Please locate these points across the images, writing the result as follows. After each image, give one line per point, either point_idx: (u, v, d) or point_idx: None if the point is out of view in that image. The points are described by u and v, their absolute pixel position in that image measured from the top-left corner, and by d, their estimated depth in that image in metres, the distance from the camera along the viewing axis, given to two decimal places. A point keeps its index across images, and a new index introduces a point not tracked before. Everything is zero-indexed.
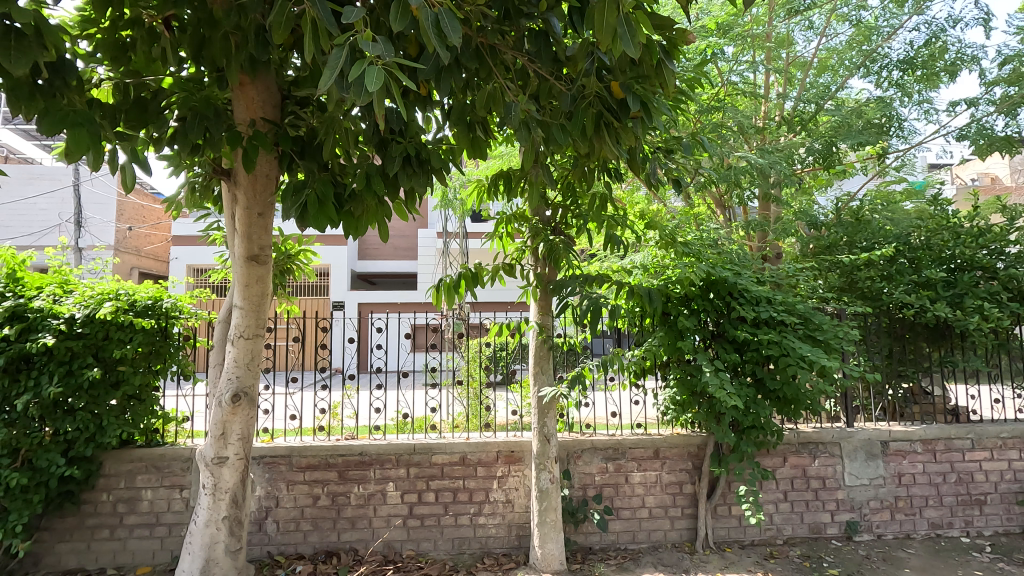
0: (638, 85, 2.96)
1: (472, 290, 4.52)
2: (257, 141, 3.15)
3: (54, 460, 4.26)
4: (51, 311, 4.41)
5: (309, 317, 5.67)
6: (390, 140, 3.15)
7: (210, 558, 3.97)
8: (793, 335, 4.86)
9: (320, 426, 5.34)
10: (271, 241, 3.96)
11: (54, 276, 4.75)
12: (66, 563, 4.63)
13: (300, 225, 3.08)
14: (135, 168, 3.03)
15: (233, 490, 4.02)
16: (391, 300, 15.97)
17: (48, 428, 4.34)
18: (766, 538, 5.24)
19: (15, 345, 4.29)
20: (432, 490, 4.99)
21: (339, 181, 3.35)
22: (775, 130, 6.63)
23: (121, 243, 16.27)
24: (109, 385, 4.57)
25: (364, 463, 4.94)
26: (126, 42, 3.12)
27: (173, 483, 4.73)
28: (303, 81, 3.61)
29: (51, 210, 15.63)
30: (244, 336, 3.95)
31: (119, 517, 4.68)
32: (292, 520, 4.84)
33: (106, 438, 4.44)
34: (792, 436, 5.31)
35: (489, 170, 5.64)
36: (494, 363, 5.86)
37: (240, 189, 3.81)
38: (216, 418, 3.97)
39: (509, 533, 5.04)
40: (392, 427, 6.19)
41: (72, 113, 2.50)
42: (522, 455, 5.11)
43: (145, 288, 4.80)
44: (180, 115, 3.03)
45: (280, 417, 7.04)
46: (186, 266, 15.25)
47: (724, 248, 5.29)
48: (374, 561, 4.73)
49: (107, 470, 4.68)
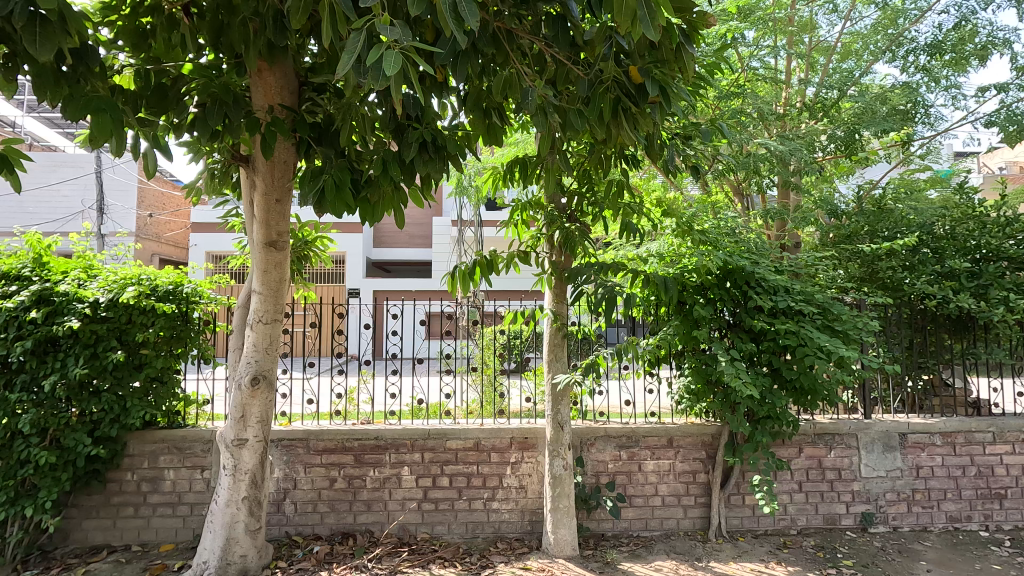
0: (657, 69, 2.93)
1: (487, 277, 4.51)
2: (275, 127, 3.15)
3: (81, 440, 4.40)
4: (77, 295, 4.50)
5: (326, 303, 5.72)
6: (407, 126, 3.15)
7: (231, 537, 4.07)
8: (812, 325, 4.79)
9: (337, 410, 5.42)
10: (289, 227, 4.00)
11: (78, 261, 4.85)
12: (92, 539, 4.77)
13: (318, 211, 3.09)
14: (157, 154, 3.07)
15: (254, 472, 4.11)
16: (406, 288, 16.08)
17: (74, 408, 4.47)
18: (780, 527, 5.23)
19: (42, 327, 4.39)
20: (447, 475, 5.05)
21: (357, 167, 3.36)
22: (796, 117, 6.39)
23: (142, 230, 16.59)
24: (133, 368, 4.70)
25: (380, 447, 5.00)
26: (146, 29, 3.14)
27: (194, 463, 4.84)
28: (320, 67, 3.61)
29: (75, 197, 15.94)
30: (263, 321, 4.01)
31: (143, 496, 4.81)
32: (310, 502, 4.94)
33: (130, 419, 4.57)
34: (808, 427, 5.26)
35: (505, 157, 5.63)
36: (508, 350, 5.89)
37: (258, 175, 3.84)
38: (236, 401, 4.04)
39: (522, 518, 5.09)
40: (407, 412, 6.25)
41: (95, 99, 2.52)
42: (536, 442, 5.13)
43: (167, 273, 4.90)
44: (199, 101, 3.05)
45: (298, 400, 7.16)
46: (205, 253, 15.47)
47: (742, 236, 5.22)
48: (389, 543, 4.81)
49: (132, 450, 4.80)
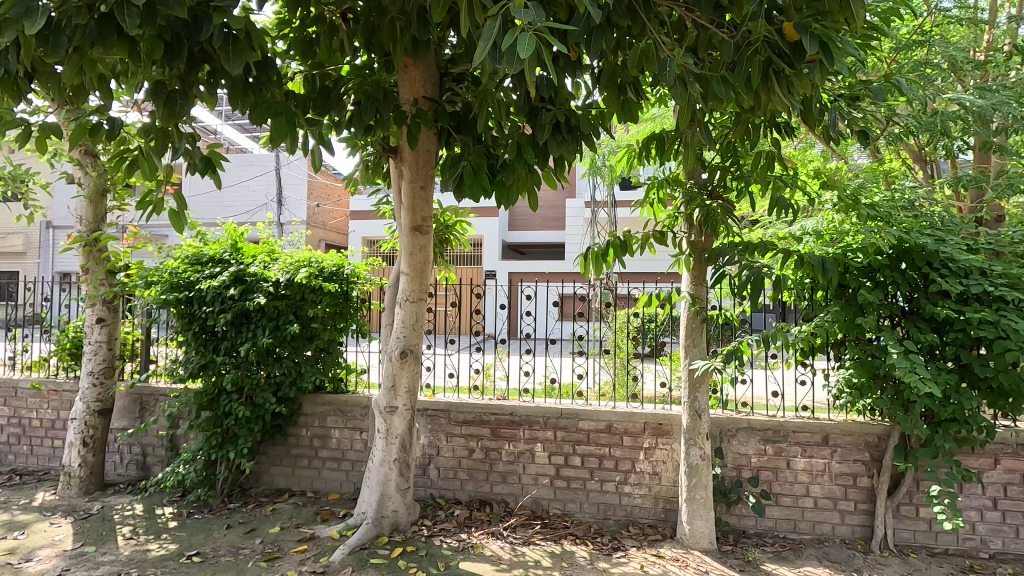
0: (817, 24, 2.59)
1: (620, 258, 4.42)
2: (419, 118, 3.36)
3: (268, 399, 5.18)
4: (262, 275, 5.23)
5: (466, 284, 6.03)
6: (540, 108, 3.17)
7: (385, 493, 4.54)
8: (1017, 315, 4.00)
9: (475, 386, 5.73)
10: (432, 212, 4.27)
11: (264, 246, 5.65)
12: (277, 483, 5.62)
13: (458, 196, 3.24)
14: (321, 151, 3.45)
15: (403, 436, 4.52)
16: (539, 271, 16.39)
17: (263, 371, 5.25)
18: (965, 548, 4.51)
19: (238, 302, 5.18)
20: (578, 455, 5.10)
21: (493, 152, 3.46)
22: (1003, 63, 5.36)
23: (311, 218, 18.85)
24: (305, 339, 5.41)
25: (515, 423, 5.20)
26: (312, 38, 3.52)
27: (354, 425, 5.46)
28: (458, 58, 3.77)
29: (260, 191, 18.56)
30: (410, 300, 4.35)
31: (315, 450, 5.54)
32: (451, 468, 5.31)
33: (305, 382, 5.36)
34: (1009, 435, 4.42)
35: (640, 134, 5.44)
36: (642, 334, 5.75)
37: (405, 165, 4.14)
38: (388, 371, 4.46)
39: (655, 505, 4.98)
40: (540, 390, 6.41)
41: (274, 104, 2.89)
42: (671, 429, 4.97)
43: (331, 256, 5.54)
44: (356, 99, 3.35)
45: (441, 374, 7.70)
46: (362, 238, 17.16)
47: (923, 210, 4.50)
48: (523, 514, 5.02)
49: (306, 409, 5.54)
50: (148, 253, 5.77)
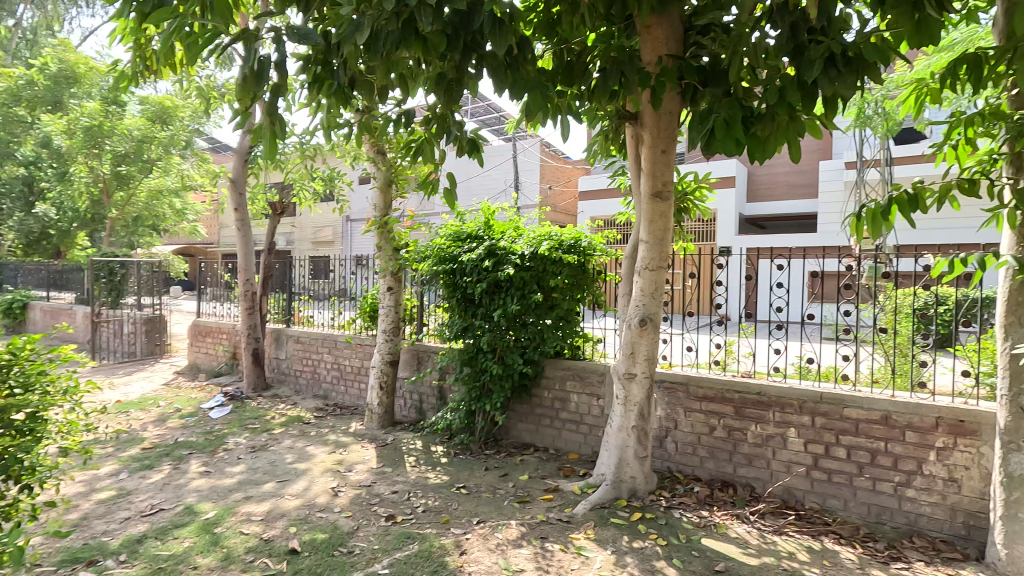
0: None
1: (907, 217, 3.67)
2: (664, 77, 3.26)
3: (517, 360, 5.72)
4: (511, 248, 5.76)
5: (705, 255, 5.73)
6: (808, 44, 2.79)
7: (623, 458, 4.64)
8: None
9: (716, 362, 5.44)
10: (673, 177, 4.14)
11: (511, 223, 6.19)
12: (523, 437, 6.17)
13: (707, 153, 3.07)
14: (567, 122, 3.60)
15: (641, 404, 4.54)
16: (785, 245, 14.66)
17: (512, 335, 5.81)
18: None
19: (491, 273, 5.78)
20: (843, 447, 4.46)
21: (745, 104, 3.19)
22: None
23: (544, 201, 20.03)
24: (547, 307, 5.80)
25: (763, 403, 4.79)
26: (556, 16, 3.68)
27: (592, 391, 5.68)
28: (705, 8, 3.54)
29: (500, 179, 20.38)
30: (649, 268, 4.32)
31: (556, 411, 5.93)
32: (690, 444, 5.15)
33: (547, 347, 5.76)
34: None
35: (937, 64, 4.40)
36: (934, 313, 4.72)
37: (645, 129, 4.10)
38: (627, 338, 4.51)
39: (952, 518, 4.09)
40: (792, 373, 5.78)
41: (529, 80, 3.09)
42: (978, 429, 3.99)
43: (569, 230, 5.84)
44: (601, 67, 3.39)
45: (675, 351, 7.52)
46: (591, 217, 17.59)
47: None
48: (772, 502, 4.63)
49: (547, 373, 5.97)
50: (421, 232, 6.83)
